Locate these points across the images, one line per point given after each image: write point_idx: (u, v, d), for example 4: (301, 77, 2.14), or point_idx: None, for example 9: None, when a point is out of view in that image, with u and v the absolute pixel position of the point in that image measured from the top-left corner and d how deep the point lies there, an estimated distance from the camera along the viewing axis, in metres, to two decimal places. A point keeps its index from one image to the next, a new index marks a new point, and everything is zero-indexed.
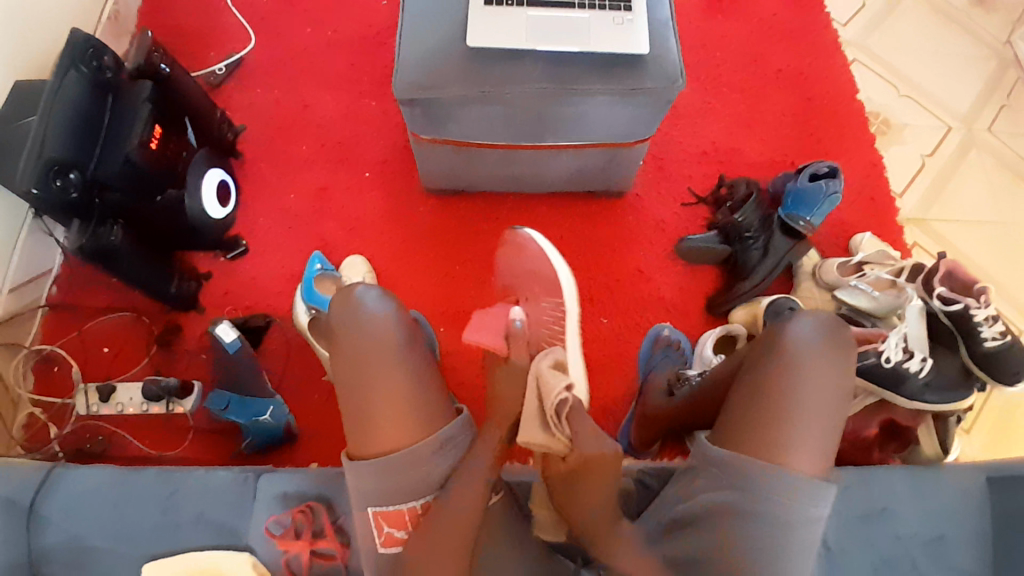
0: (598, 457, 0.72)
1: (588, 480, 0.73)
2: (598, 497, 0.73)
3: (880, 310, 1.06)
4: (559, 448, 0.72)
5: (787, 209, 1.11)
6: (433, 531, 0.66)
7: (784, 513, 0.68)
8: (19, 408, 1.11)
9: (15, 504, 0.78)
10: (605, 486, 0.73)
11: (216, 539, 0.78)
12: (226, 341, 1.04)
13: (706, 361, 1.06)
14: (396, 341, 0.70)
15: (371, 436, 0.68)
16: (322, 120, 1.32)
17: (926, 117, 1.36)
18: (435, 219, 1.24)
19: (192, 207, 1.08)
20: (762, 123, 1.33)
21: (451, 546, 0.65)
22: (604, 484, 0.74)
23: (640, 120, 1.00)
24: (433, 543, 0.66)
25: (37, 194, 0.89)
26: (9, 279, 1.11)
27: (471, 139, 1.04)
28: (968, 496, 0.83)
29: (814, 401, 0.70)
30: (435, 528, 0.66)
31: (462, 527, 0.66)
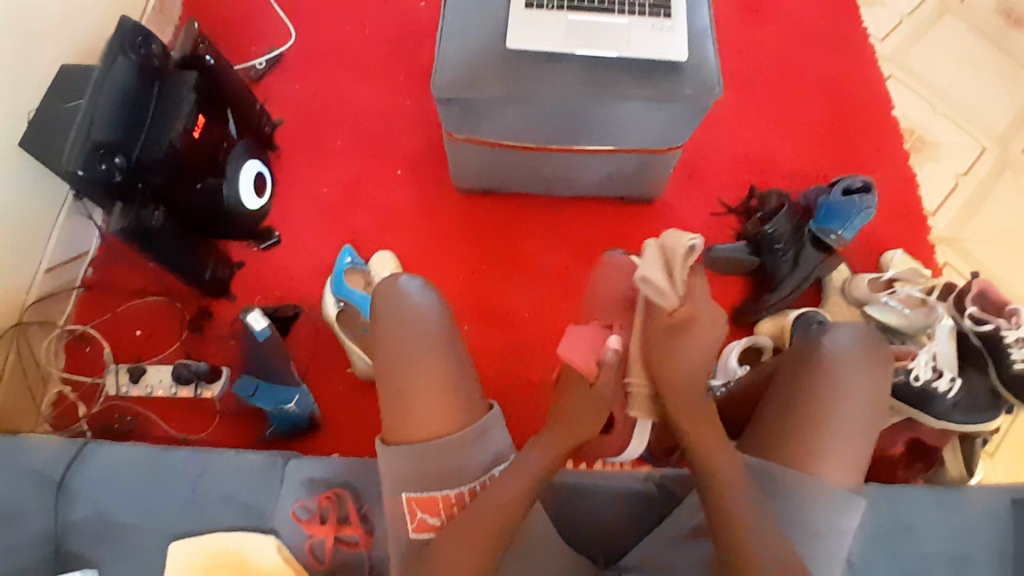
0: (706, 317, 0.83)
1: (691, 336, 0.81)
2: (692, 359, 0.80)
3: (910, 329, 1.04)
4: (671, 300, 0.84)
5: (819, 222, 1.10)
6: (470, 515, 0.66)
7: (815, 524, 0.67)
8: (50, 384, 1.14)
9: (47, 476, 0.81)
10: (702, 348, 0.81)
11: (242, 520, 0.79)
12: (258, 328, 1.03)
13: (730, 371, 1.04)
14: (435, 330, 0.72)
15: (408, 422, 0.69)
16: (356, 116, 1.34)
17: (961, 135, 1.34)
18: (465, 216, 1.26)
19: (229, 194, 1.10)
20: (794, 135, 1.33)
21: (482, 536, 0.64)
22: (700, 355, 0.80)
23: (676, 125, 0.99)
24: (469, 528, 0.65)
25: (83, 175, 0.92)
26: (48, 258, 1.13)
27: (505, 139, 1.05)
28: (994, 518, 0.81)
29: (851, 412, 0.69)
30: (468, 518, 0.66)
31: (496, 518, 0.65)
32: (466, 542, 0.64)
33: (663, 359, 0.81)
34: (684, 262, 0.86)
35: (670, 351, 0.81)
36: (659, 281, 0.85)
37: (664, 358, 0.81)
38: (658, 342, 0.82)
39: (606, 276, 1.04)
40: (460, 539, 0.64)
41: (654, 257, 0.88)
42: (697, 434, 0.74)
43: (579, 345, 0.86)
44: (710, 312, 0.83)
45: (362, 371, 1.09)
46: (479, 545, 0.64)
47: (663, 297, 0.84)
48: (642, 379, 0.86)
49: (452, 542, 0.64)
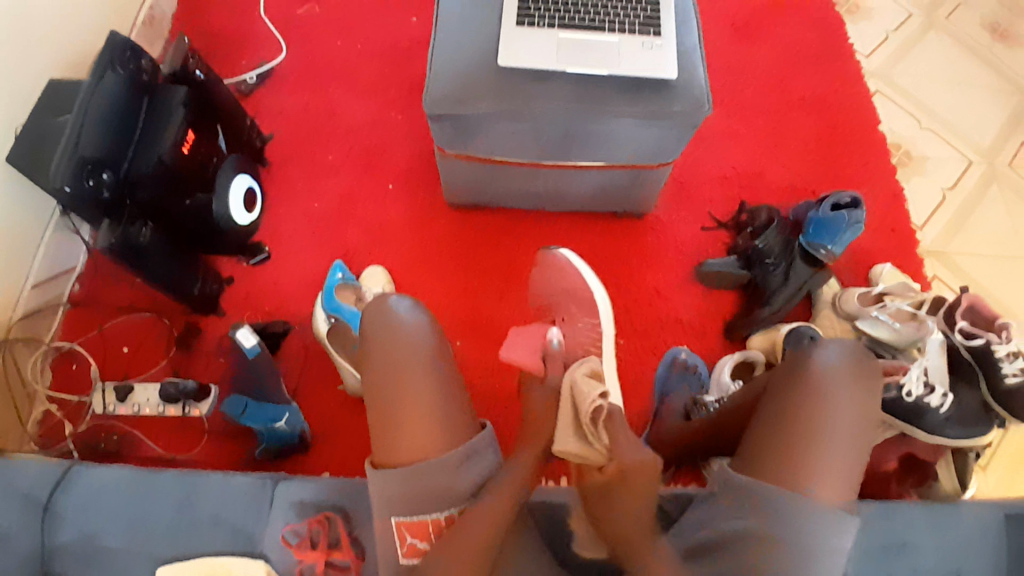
0: (637, 466, 0.70)
1: (624, 494, 0.69)
2: (632, 512, 0.69)
3: (901, 342, 1.05)
4: (597, 459, 0.73)
5: (809, 237, 1.10)
6: (459, 536, 0.65)
7: (807, 543, 0.67)
8: (35, 403, 1.12)
9: (32, 499, 0.79)
10: (640, 504, 0.69)
11: (231, 544, 0.78)
12: (246, 346, 1.04)
13: (723, 387, 1.05)
14: (425, 350, 0.71)
15: (397, 443, 0.68)
16: (348, 130, 1.34)
17: (948, 150, 1.36)
18: (456, 231, 1.25)
19: (218, 211, 1.08)
20: (784, 150, 1.34)
21: (469, 559, 0.64)
22: (639, 496, 0.69)
23: (666, 141, 1.00)
24: (459, 549, 0.64)
25: (70, 191, 0.89)
26: (34, 274, 1.12)
27: (497, 155, 1.05)
28: (987, 533, 0.81)
29: (840, 431, 0.69)
30: (457, 541, 0.65)
31: (483, 542, 0.65)
32: (454, 566, 0.63)
33: (604, 513, 0.70)
34: (596, 414, 0.75)
35: (611, 506, 0.70)
36: (573, 448, 0.74)
37: (605, 518, 0.70)
38: (597, 499, 0.71)
39: (546, 276, 1.08)
40: (448, 563, 0.64)
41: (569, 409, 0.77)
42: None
43: (522, 341, 0.95)
44: (642, 463, 0.71)
45: (353, 386, 1.08)
46: (468, 564, 0.64)
47: (582, 453, 0.74)
48: (584, 519, 0.75)
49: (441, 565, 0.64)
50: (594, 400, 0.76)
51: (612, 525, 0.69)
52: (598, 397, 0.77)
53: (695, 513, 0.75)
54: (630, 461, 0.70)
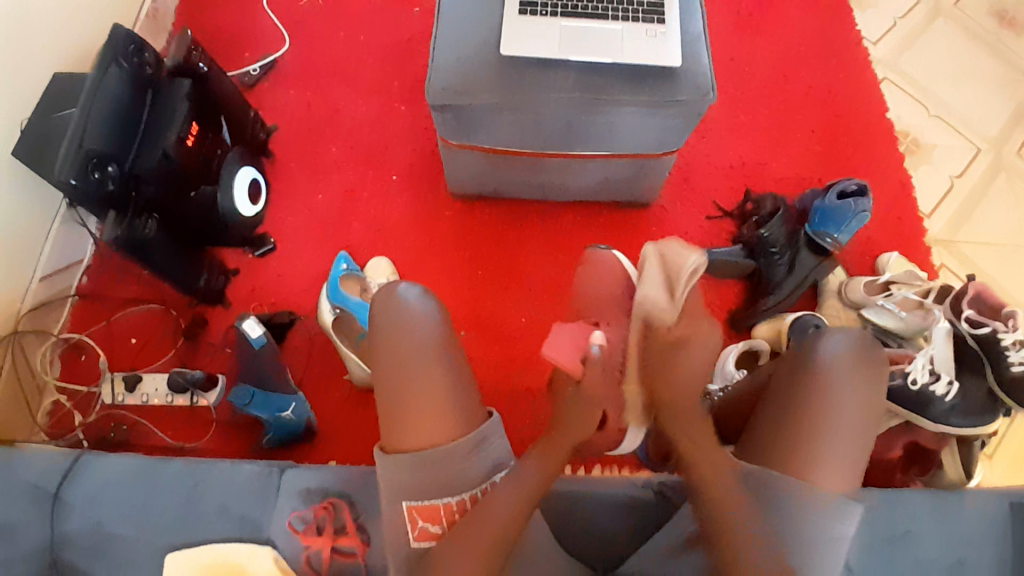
0: (696, 335, 0.82)
1: (688, 349, 0.80)
2: (688, 378, 0.78)
3: (907, 331, 1.06)
4: (668, 316, 0.83)
5: (814, 226, 1.10)
6: (472, 523, 0.66)
7: (811, 531, 0.67)
8: (45, 394, 1.14)
9: (41, 489, 0.80)
10: (693, 369, 0.79)
11: (238, 532, 0.79)
12: (252, 337, 1.07)
13: (728, 376, 1.05)
14: (433, 339, 0.71)
15: (406, 431, 0.69)
16: (351, 122, 1.34)
17: (955, 138, 1.34)
18: (461, 223, 1.25)
19: (224, 202, 1.11)
20: (790, 140, 1.33)
21: (482, 546, 0.64)
22: (695, 372, 0.78)
23: (671, 131, 0.99)
24: (469, 537, 0.65)
25: (75, 185, 0.90)
26: (40, 268, 1.13)
27: (500, 146, 1.05)
28: (991, 523, 0.81)
29: (847, 420, 0.69)
30: (469, 529, 0.65)
31: (498, 532, 0.65)
32: (466, 553, 0.64)
33: (661, 374, 0.78)
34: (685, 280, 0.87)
35: (665, 365, 0.79)
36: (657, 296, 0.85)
37: (660, 376, 0.78)
38: (658, 360, 0.79)
39: (590, 273, 0.99)
40: (459, 550, 0.64)
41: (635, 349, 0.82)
42: (703, 464, 0.71)
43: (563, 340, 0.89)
44: (703, 334, 0.83)
45: (358, 376, 1.08)
46: (478, 551, 0.64)
47: (664, 313, 0.83)
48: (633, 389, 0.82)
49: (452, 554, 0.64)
50: (692, 262, 0.88)
51: (670, 384, 0.77)
52: (694, 261, 0.89)
53: None
54: (687, 332, 0.81)
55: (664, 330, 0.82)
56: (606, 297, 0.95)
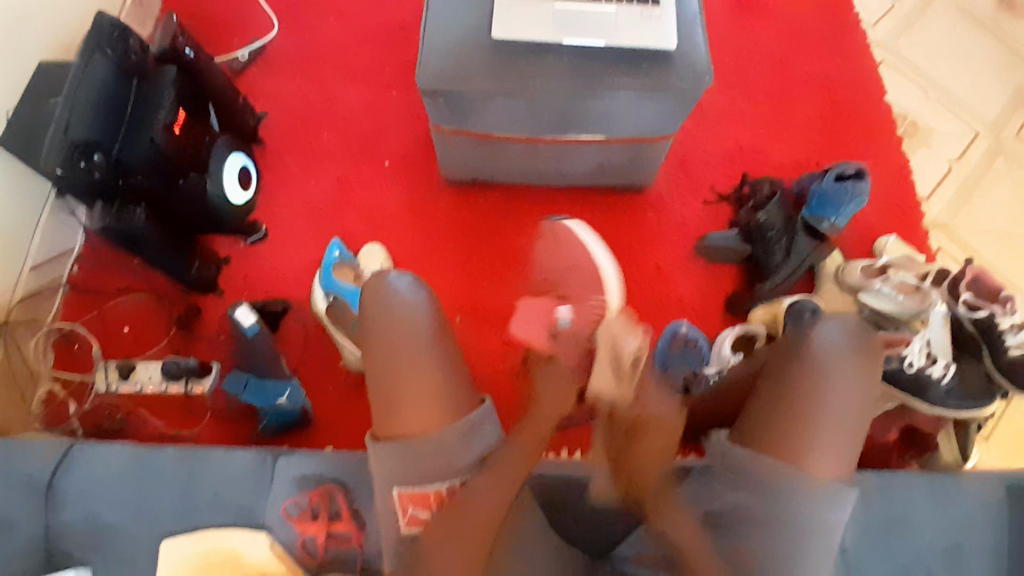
0: (659, 418, 0.78)
1: (646, 438, 0.77)
2: (653, 454, 0.75)
3: (904, 314, 1.02)
4: (624, 401, 0.81)
5: (812, 210, 1.08)
6: (460, 514, 0.66)
7: (805, 517, 0.67)
8: (39, 381, 1.12)
9: (32, 480, 0.79)
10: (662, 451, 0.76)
11: (233, 519, 0.79)
12: (246, 325, 0.99)
13: (723, 360, 1.03)
14: (424, 325, 0.71)
15: (397, 419, 0.68)
16: (343, 108, 1.32)
17: (953, 122, 1.33)
18: (455, 210, 1.24)
19: (213, 190, 1.09)
20: (786, 124, 1.32)
21: (469, 535, 0.65)
22: (663, 446, 0.76)
23: (666, 115, 0.98)
24: (457, 527, 0.66)
25: (61, 174, 0.89)
26: (31, 258, 1.12)
27: (493, 131, 1.04)
28: (987, 507, 0.81)
29: (841, 406, 0.69)
30: (457, 519, 0.66)
31: (485, 526, 0.66)
32: (453, 542, 0.65)
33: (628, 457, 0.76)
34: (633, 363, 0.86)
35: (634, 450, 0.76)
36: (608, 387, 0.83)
37: (631, 461, 0.75)
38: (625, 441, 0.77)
39: (550, 250, 1.01)
40: (447, 539, 0.65)
41: (606, 356, 0.86)
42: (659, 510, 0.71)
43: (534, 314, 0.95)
44: (669, 410, 0.80)
45: (354, 364, 1.08)
46: (465, 542, 0.65)
47: (616, 395, 0.82)
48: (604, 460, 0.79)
49: (440, 543, 0.65)
50: (634, 349, 0.87)
51: (640, 473, 0.74)
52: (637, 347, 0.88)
53: (695, 487, 0.75)
54: (653, 412, 0.78)
55: (621, 411, 0.81)
56: (569, 271, 0.98)
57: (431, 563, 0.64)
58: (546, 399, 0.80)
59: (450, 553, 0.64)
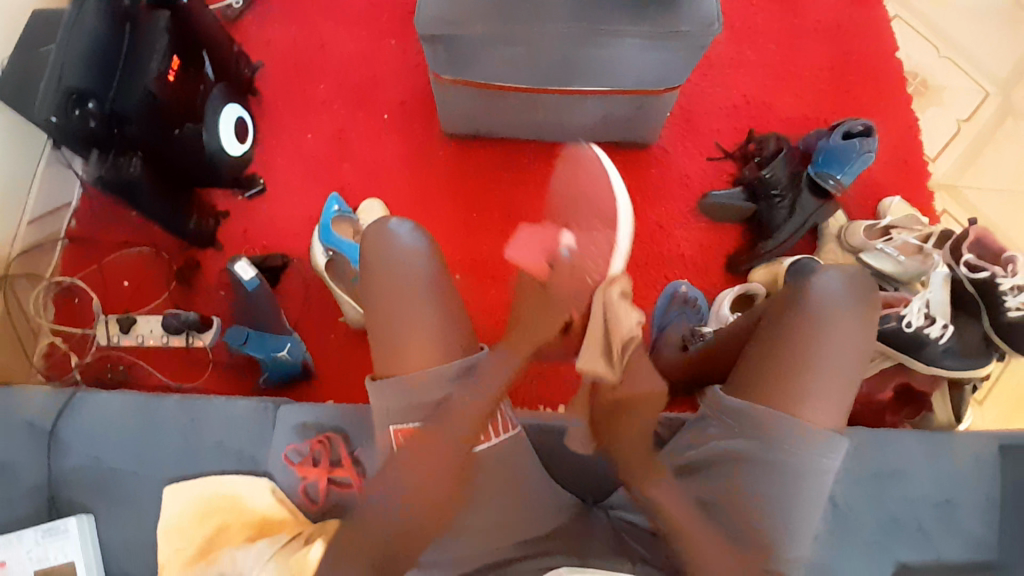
0: (643, 394, 0.76)
1: (632, 414, 0.74)
2: (636, 432, 0.73)
3: (905, 275, 1.05)
4: (610, 380, 0.76)
5: (818, 166, 1.07)
6: (436, 432, 0.68)
7: (796, 463, 0.68)
8: (40, 337, 1.13)
9: (36, 427, 0.81)
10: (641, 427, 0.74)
11: (236, 465, 0.80)
12: (246, 278, 1.04)
13: (722, 319, 1.06)
14: (426, 273, 0.71)
15: (397, 357, 0.69)
16: (341, 58, 1.29)
17: (964, 80, 1.30)
18: (456, 165, 1.23)
19: (209, 142, 1.07)
20: (794, 80, 1.29)
21: (444, 449, 0.67)
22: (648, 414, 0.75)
23: (671, 64, 0.96)
24: (432, 445, 0.67)
25: (56, 122, 0.87)
26: (28, 211, 1.11)
27: (494, 81, 1.02)
28: (979, 462, 0.82)
29: (836, 359, 0.69)
30: (432, 437, 0.68)
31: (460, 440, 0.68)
32: (429, 457, 0.67)
33: (605, 430, 0.75)
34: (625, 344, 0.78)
35: (614, 434, 0.74)
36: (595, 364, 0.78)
37: (615, 420, 0.74)
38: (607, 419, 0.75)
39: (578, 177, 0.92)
40: (423, 455, 0.67)
41: (601, 330, 0.78)
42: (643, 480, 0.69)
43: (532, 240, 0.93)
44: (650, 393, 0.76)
45: (354, 319, 1.09)
46: (442, 458, 0.67)
47: (603, 376, 0.77)
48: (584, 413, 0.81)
49: (419, 467, 0.67)
50: (631, 329, 0.78)
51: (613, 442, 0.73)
52: (634, 327, 0.78)
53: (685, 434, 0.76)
54: (637, 392, 0.75)
55: (606, 391, 0.76)
56: (582, 198, 0.89)
57: (408, 475, 0.67)
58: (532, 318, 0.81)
59: (422, 470, 0.67)
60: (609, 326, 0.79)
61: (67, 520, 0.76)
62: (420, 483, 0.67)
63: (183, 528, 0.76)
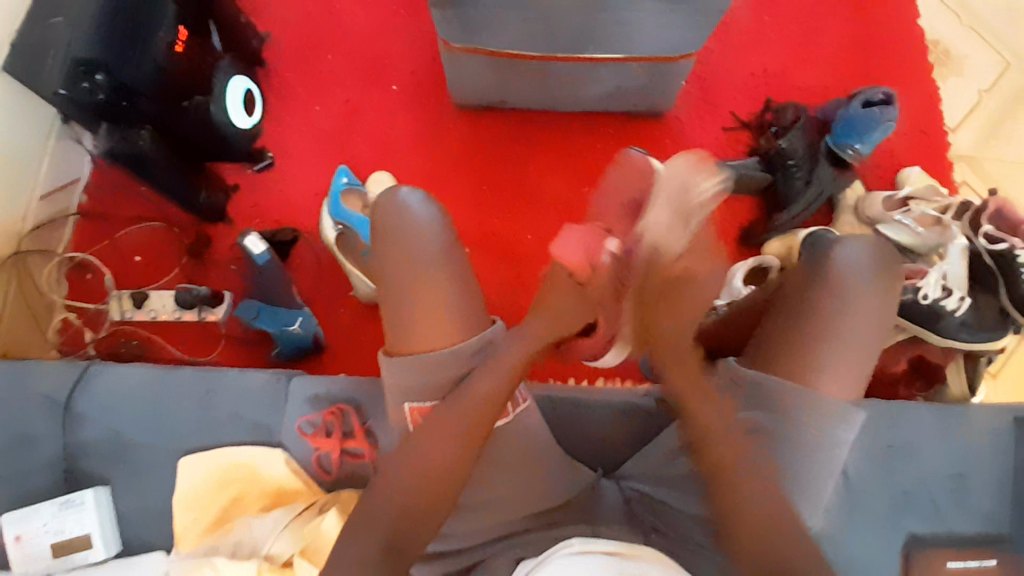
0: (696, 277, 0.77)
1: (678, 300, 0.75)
2: (680, 325, 0.74)
3: (923, 247, 1.01)
4: (671, 251, 0.78)
5: (836, 137, 1.06)
6: (451, 414, 0.65)
7: (812, 436, 0.68)
8: (54, 312, 1.14)
9: (54, 399, 0.82)
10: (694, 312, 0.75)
11: (250, 436, 0.81)
12: (256, 253, 1.01)
13: (734, 292, 1.03)
14: (439, 244, 0.70)
15: (410, 333, 0.69)
16: (348, 28, 1.27)
17: (989, 46, 1.26)
18: (465, 137, 1.21)
19: (218, 113, 1.05)
20: (812, 46, 1.25)
21: (460, 431, 0.65)
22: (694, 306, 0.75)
23: (688, 29, 0.93)
24: (447, 428, 0.65)
25: (65, 94, 0.88)
26: (38, 187, 1.11)
27: (505, 48, 0.99)
28: (994, 435, 0.81)
29: (855, 332, 0.68)
30: (449, 419, 0.65)
31: (476, 422, 0.65)
32: (443, 439, 0.64)
33: (650, 320, 0.75)
34: (694, 208, 0.84)
35: (662, 318, 0.74)
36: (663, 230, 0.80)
37: (652, 324, 0.74)
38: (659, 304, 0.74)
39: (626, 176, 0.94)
40: (437, 437, 0.65)
41: (647, 249, 0.78)
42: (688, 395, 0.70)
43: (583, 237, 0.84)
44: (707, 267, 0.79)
45: (364, 294, 1.09)
46: (455, 440, 0.65)
47: (660, 245, 0.78)
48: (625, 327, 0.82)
49: (432, 446, 0.64)
50: (705, 191, 0.85)
51: (665, 325, 0.73)
52: (706, 190, 0.85)
53: None
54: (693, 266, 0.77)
55: (666, 266, 0.76)
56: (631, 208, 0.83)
57: (422, 459, 0.64)
58: (569, 307, 0.80)
59: (435, 453, 0.64)
60: (688, 187, 0.85)
61: (84, 493, 0.77)
62: (432, 461, 0.64)
63: (199, 499, 0.78)
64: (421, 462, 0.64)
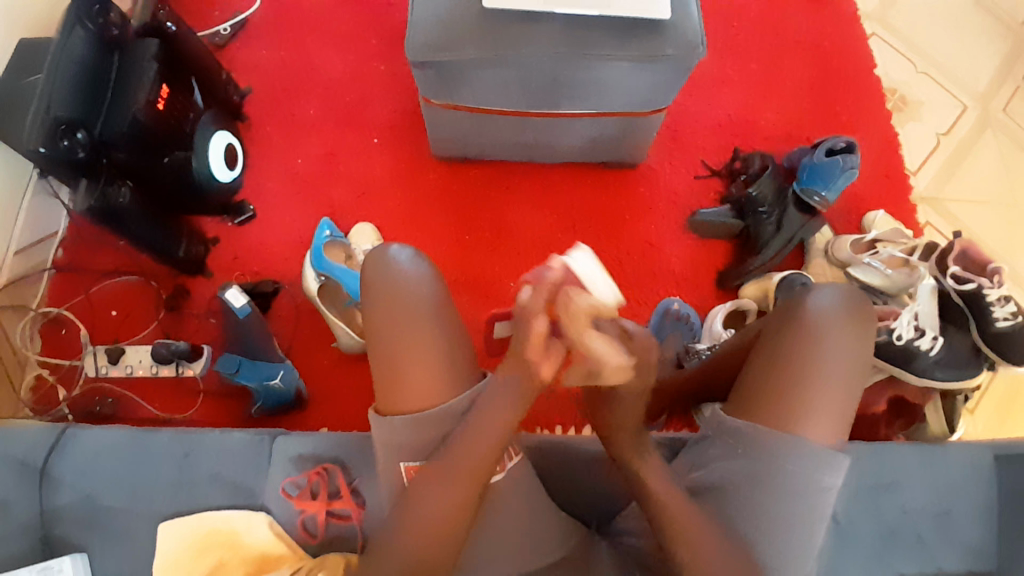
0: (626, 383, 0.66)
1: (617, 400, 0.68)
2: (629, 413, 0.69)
3: (893, 288, 1.04)
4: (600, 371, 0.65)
5: (802, 183, 1.09)
6: (445, 470, 0.65)
7: (799, 484, 0.68)
8: (27, 368, 1.11)
9: (26, 465, 0.79)
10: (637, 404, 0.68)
11: (232, 499, 0.79)
12: (236, 306, 1.03)
13: (715, 335, 1.07)
14: (430, 302, 0.71)
15: (405, 391, 0.69)
16: (329, 82, 1.30)
17: (942, 95, 1.34)
18: (445, 186, 1.23)
19: (199, 169, 1.06)
20: (778, 97, 1.31)
21: (454, 484, 0.65)
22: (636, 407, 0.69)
23: (661, 86, 0.98)
24: (442, 479, 0.65)
25: (44, 152, 0.87)
26: (14, 242, 1.10)
27: (488, 105, 1.03)
28: (977, 471, 0.83)
29: (837, 373, 0.69)
30: (443, 476, 0.65)
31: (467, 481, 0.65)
32: (444, 497, 0.65)
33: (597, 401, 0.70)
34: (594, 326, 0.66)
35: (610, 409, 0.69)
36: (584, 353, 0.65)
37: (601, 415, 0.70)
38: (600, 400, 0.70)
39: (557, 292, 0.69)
40: (435, 492, 0.65)
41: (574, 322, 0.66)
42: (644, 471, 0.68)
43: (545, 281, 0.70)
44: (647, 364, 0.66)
45: (346, 345, 1.08)
46: (449, 491, 0.65)
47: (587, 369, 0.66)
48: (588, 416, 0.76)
49: (432, 505, 0.64)
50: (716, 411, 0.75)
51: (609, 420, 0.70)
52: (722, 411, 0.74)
53: (690, 455, 0.77)
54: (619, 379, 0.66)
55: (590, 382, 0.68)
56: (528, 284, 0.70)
57: (419, 516, 0.64)
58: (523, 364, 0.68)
59: (436, 508, 0.64)
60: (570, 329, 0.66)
61: (62, 559, 0.74)
62: (432, 522, 0.64)
63: (180, 565, 0.75)
64: (421, 516, 0.64)
